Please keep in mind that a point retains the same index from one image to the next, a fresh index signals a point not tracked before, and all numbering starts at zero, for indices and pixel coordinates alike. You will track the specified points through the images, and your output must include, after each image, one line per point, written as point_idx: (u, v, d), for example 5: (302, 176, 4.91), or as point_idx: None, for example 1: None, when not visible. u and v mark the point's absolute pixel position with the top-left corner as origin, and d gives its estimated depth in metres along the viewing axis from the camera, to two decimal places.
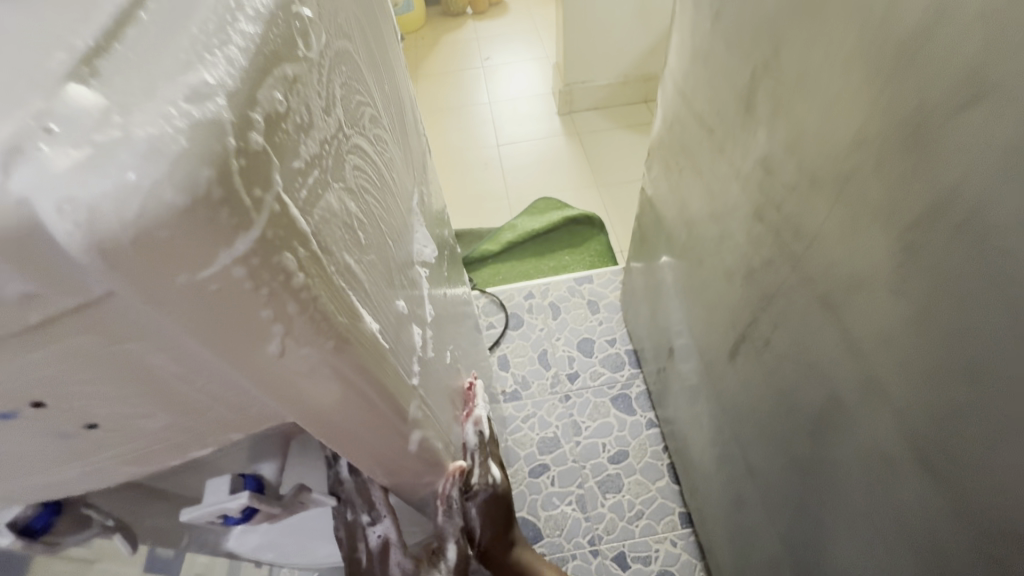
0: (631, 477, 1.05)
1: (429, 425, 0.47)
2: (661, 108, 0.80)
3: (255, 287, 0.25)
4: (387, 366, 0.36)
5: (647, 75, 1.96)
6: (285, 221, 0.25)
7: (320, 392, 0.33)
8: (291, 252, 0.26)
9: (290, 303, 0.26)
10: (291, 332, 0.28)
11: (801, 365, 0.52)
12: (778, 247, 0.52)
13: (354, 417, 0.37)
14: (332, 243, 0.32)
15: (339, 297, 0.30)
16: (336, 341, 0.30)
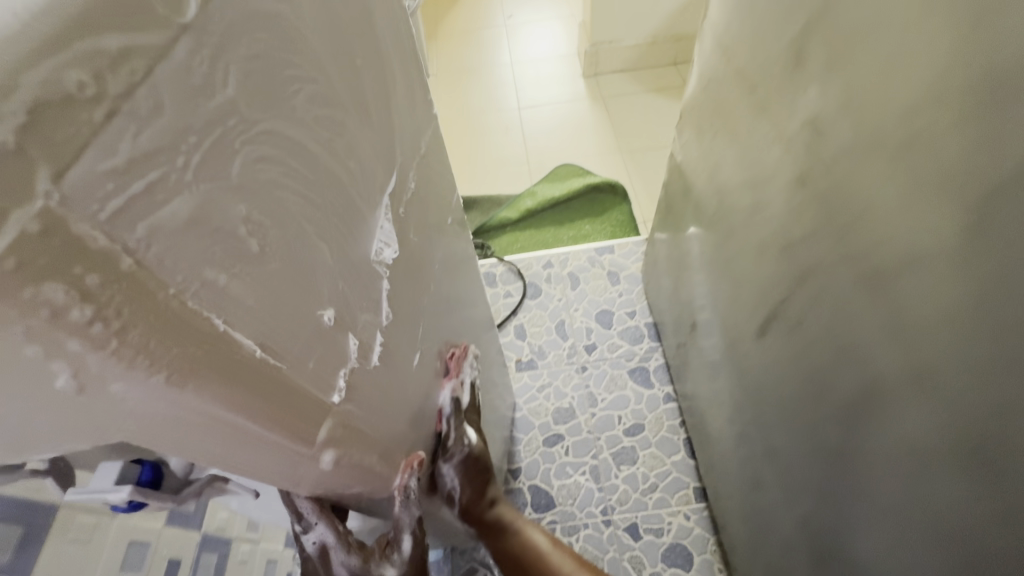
0: (646, 450, 1.05)
1: (353, 442, 0.42)
2: (698, 67, 0.75)
3: (3, 320, 0.19)
4: (279, 388, 0.31)
5: (679, 35, 1.86)
6: (55, 230, 0.19)
7: (162, 431, 0.27)
8: (69, 280, 0.19)
9: (72, 342, 0.20)
10: (83, 369, 0.22)
11: (834, 345, 0.49)
12: (820, 219, 0.49)
13: (231, 451, 0.31)
14: (220, 252, 0.26)
15: (179, 326, 0.24)
16: (172, 374, 0.24)
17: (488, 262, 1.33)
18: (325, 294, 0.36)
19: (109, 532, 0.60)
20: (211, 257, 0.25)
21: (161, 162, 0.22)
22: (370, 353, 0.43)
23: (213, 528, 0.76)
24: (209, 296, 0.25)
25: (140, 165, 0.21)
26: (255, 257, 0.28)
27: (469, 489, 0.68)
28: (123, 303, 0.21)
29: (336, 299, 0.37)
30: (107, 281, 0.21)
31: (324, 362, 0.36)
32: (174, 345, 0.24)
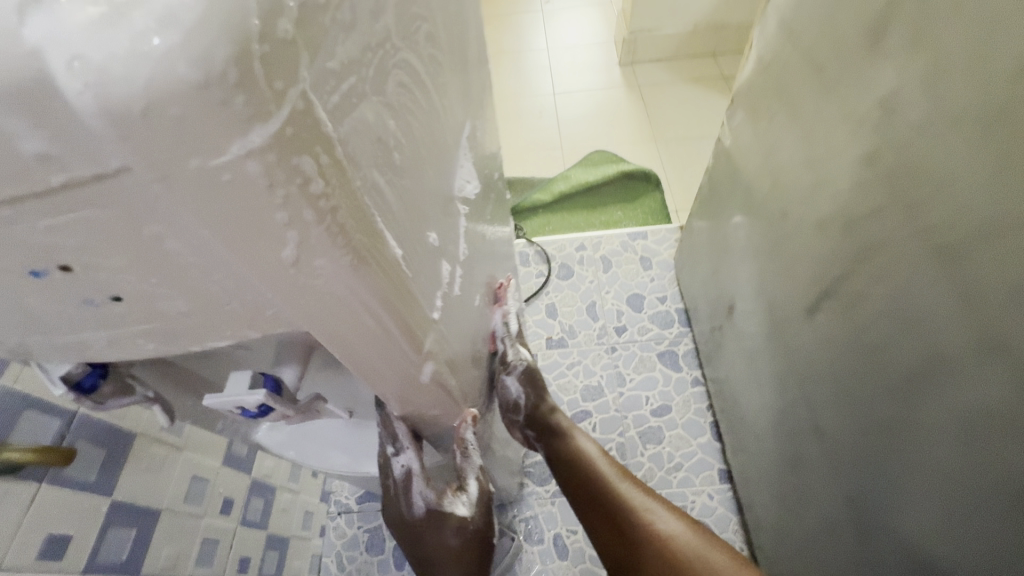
0: (672, 431, 1.08)
1: (446, 361, 0.37)
2: (758, 49, 0.75)
3: (264, 202, 0.18)
4: (423, 317, 0.30)
5: (718, 25, 1.84)
6: (309, 117, 0.17)
7: (335, 321, 0.25)
8: (314, 155, 0.18)
9: (308, 212, 0.19)
10: (306, 244, 0.20)
11: (898, 320, 0.52)
12: (891, 194, 0.51)
13: (371, 353, 0.29)
14: (381, 157, 0.24)
15: (363, 212, 0.21)
16: (360, 260, 0.22)
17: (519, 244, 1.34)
18: (432, 216, 0.33)
19: (180, 472, 0.62)
20: (379, 163, 0.24)
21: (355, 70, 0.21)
22: (455, 281, 0.39)
23: (261, 475, 0.79)
24: (376, 197, 0.23)
25: (344, 73, 0.20)
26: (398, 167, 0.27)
27: (533, 399, 0.72)
28: (340, 199, 0.20)
29: (436, 221, 0.35)
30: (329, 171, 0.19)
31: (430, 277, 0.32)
32: (370, 244, 0.22)
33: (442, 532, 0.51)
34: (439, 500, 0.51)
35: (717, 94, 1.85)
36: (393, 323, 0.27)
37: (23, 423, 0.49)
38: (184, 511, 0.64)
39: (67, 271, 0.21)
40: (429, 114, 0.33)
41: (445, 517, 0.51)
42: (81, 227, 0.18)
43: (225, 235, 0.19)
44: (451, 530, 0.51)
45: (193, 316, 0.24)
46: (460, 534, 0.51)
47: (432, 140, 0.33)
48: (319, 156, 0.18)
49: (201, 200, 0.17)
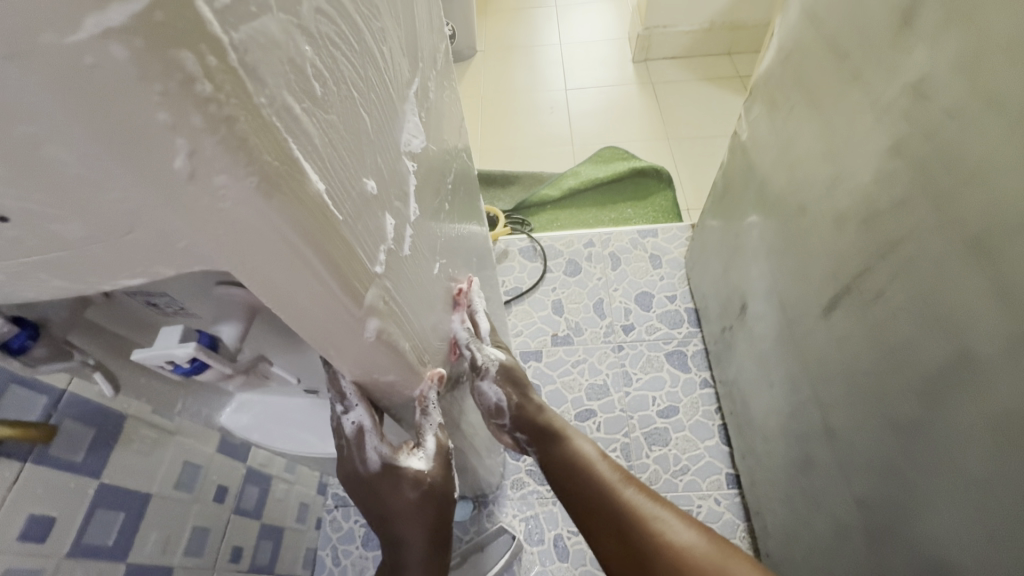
0: (679, 433, 1.04)
1: (393, 317, 0.36)
2: (778, 35, 0.72)
3: (143, 102, 0.16)
4: (353, 258, 0.29)
5: (736, 23, 1.80)
6: (189, 10, 0.16)
7: (249, 251, 0.23)
8: (200, 52, 0.16)
9: (193, 115, 0.17)
10: (198, 154, 0.18)
11: (923, 317, 0.48)
12: (918, 183, 0.48)
13: (303, 299, 0.28)
14: (296, 86, 0.23)
15: (265, 127, 0.20)
16: (262, 179, 0.20)
17: (522, 238, 1.32)
18: (368, 164, 0.32)
19: (166, 453, 0.61)
20: (292, 90, 0.22)
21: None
22: (402, 243, 0.38)
23: (256, 464, 0.77)
24: (284, 118, 0.21)
25: None
26: (320, 101, 0.25)
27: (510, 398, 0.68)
28: (233, 103, 0.18)
29: (375, 173, 0.33)
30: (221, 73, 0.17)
31: (365, 223, 0.31)
32: (278, 165, 0.21)
33: (398, 485, 0.50)
34: (394, 455, 0.50)
35: (733, 91, 1.81)
36: (319, 260, 0.26)
37: (10, 396, 0.46)
38: (174, 498, 0.62)
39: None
40: (369, 59, 0.31)
41: (401, 470, 0.50)
42: None
43: (110, 145, 0.17)
44: (407, 484, 0.50)
45: (97, 254, 0.22)
46: (417, 489, 0.51)
47: (373, 84, 0.32)
48: (204, 53, 0.16)
49: (76, 101, 0.16)
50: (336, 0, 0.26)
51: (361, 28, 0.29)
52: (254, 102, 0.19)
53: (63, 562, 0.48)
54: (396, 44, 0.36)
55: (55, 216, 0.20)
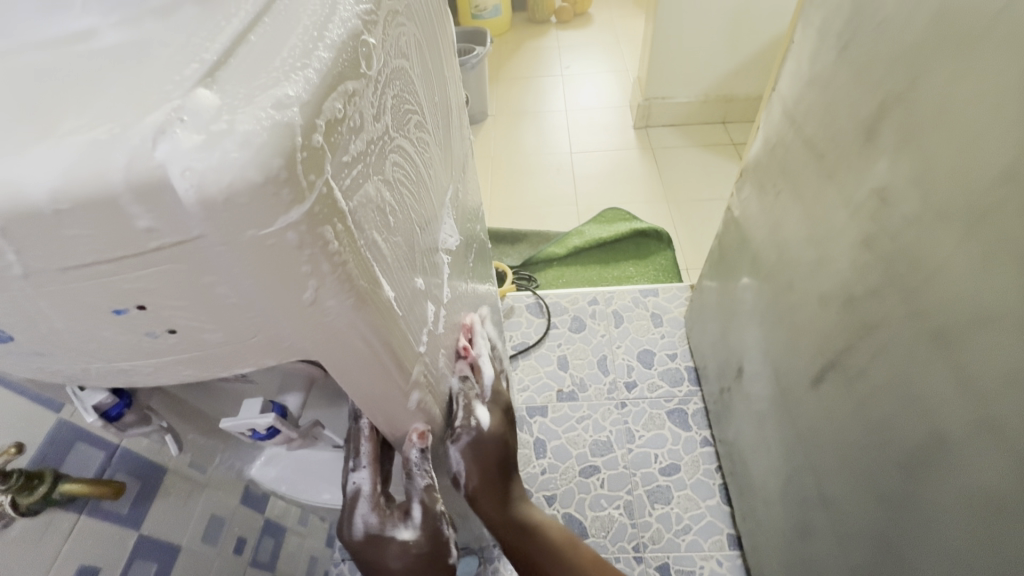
0: (681, 491, 1.06)
1: (430, 386, 0.41)
2: (764, 130, 0.81)
3: (297, 263, 0.23)
4: (407, 343, 0.34)
5: (729, 96, 1.94)
6: (328, 199, 0.22)
7: (338, 350, 0.29)
8: (333, 225, 0.23)
9: (324, 265, 0.24)
10: (321, 288, 0.24)
11: (899, 397, 0.54)
12: (887, 275, 0.54)
13: (363, 379, 0.33)
14: (381, 223, 0.29)
15: (364, 261, 0.27)
16: (359, 299, 0.27)
17: (529, 295, 1.39)
18: (418, 264, 0.38)
19: (198, 506, 0.65)
20: (378, 228, 0.29)
21: (364, 161, 0.27)
22: (439, 320, 0.43)
23: (275, 516, 0.80)
24: (373, 251, 0.28)
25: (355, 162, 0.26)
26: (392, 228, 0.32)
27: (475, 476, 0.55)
28: (348, 252, 0.25)
29: (423, 271, 0.39)
30: (340, 234, 0.24)
31: (415, 312, 0.37)
32: (368, 286, 0.27)
33: (384, 556, 0.46)
34: (380, 524, 0.45)
35: (728, 158, 1.93)
36: (386, 350, 0.31)
37: (76, 452, 0.50)
38: (201, 551, 0.65)
39: (144, 311, 0.23)
40: (422, 182, 0.38)
41: (385, 542, 0.45)
42: (155, 280, 0.22)
43: (263, 283, 0.23)
44: (392, 556, 0.46)
45: (226, 360, 0.28)
46: (402, 559, 0.46)
47: (424, 201, 0.39)
48: (335, 225, 0.23)
49: (252, 260, 0.22)
50: (406, 149, 0.33)
51: (419, 162, 0.37)
52: (357, 245, 0.26)
53: None
54: (441, 162, 0.44)
55: (205, 332, 0.26)
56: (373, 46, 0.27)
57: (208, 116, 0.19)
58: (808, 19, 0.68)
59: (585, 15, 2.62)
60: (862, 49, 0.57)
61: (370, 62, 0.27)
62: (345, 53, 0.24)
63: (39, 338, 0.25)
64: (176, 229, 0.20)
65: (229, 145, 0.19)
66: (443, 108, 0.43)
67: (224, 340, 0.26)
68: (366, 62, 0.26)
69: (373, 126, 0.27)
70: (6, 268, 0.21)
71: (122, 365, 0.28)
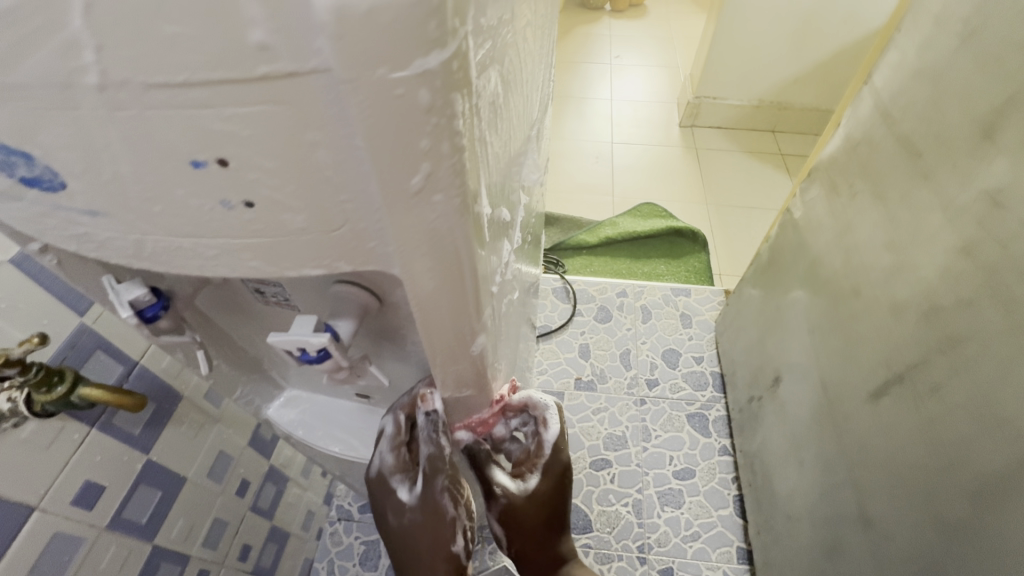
0: (693, 497, 1.02)
1: (493, 336, 0.37)
2: (845, 127, 0.75)
3: (416, 134, 0.19)
4: (485, 275, 0.31)
5: (784, 104, 1.87)
6: (466, 59, 0.18)
7: (426, 263, 0.25)
8: (463, 95, 0.19)
9: (446, 144, 0.20)
10: (434, 175, 0.21)
11: (980, 418, 0.49)
12: (986, 287, 0.49)
13: (436, 310, 0.29)
14: (490, 124, 0.25)
15: (475, 158, 0.23)
16: (464, 201, 0.23)
17: (556, 278, 1.34)
18: (503, 195, 0.34)
19: (208, 439, 0.62)
20: (487, 128, 0.25)
21: (493, 39, 0.22)
22: (509, 266, 0.39)
23: (280, 463, 0.76)
24: (481, 151, 0.24)
25: (488, 34, 0.21)
26: (494, 139, 0.28)
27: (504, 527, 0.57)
28: (467, 137, 0.21)
29: (506, 204, 0.35)
30: (466, 113, 0.20)
31: (494, 247, 0.33)
32: (473, 189, 0.23)
33: (387, 506, 0.49)
34: (391, 471, 0.48)
35: (774, 168, 1.86)
36: (471, 278, 0.28)
37: (95, 360, 0.47)
38: (206, 485, 0.61)
39: (225, 167, 0.19)
40: (519, 103, 0.34)
41: (390, 492, 0.49)
42: (250, 124, 0.18)
43: (375, 153, 0.19)
44: (391, 509, 0.49)
45: (295, 258, 0.24)
46: (397, 514, 0.49)
47: (517, 125, 0.35)
48: (465, 97, 0.19)
49: (372, 117, 0.18)
50: (517, 52, 0.29)
51: (521, 77, 0.32)
52: (474, 135, 0.22)
53: (102, 534, 0.49)
54: (532, 91, 0.39)
55: (286, 214, 0.22)
56: None
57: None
58: (921, 5, 0.62)
59: (641, 7, 2.53)
60: (986, 43, 0.51)
61: None
62: None
63: (95, 191, 0.21)
64: (295, 52, 0.16)
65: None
66: (540, 29, 0.38)
67: (306, 227, 0.22)
68: None
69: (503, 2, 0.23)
70: (76, 77, 0.17)
71: (176, 247, 0.24)
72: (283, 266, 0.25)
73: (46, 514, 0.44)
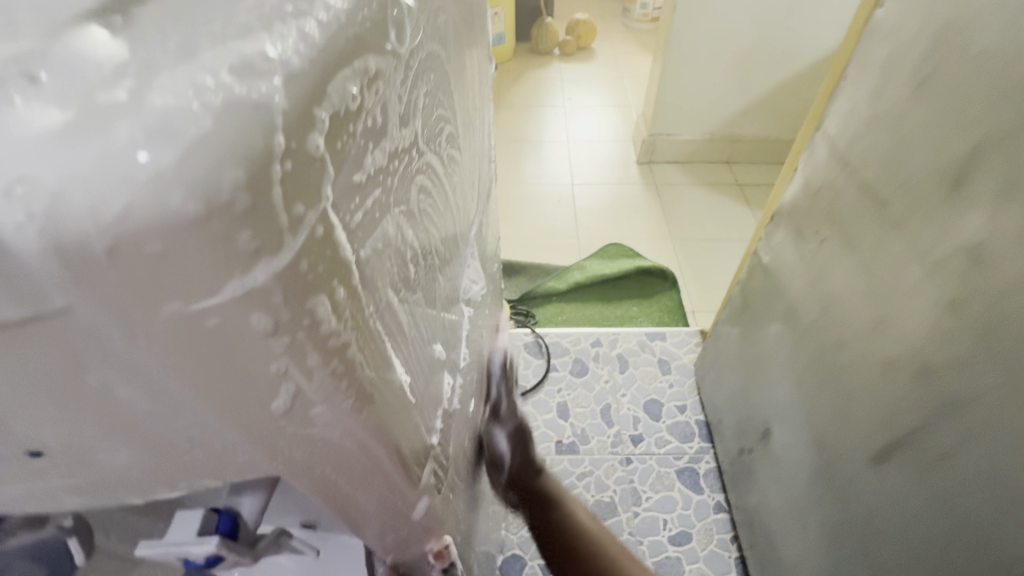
0: (693, 564, 0.95)
1: (440, 482, 0.31)
2: (804, 171, 0.74)
3: (261, 356, 0.13)
4: (416, 439, 0.24)
5: (735, 136, 1.91)
6: (326, 246, 0.13)
7: (325, 465, 0.19)
8: (330, 293, 0.14)
9: (312, 356, 0.14)
10: (304, 391, 0.15)
11: (993, 493, 0.46)
12: (983, 346, 0.46)
13: (353, 497, 0.23)
14: (397, 276, 0.20)
15: (371, 340, 0.17)
16: (358, 401, 0.17)
17: (528, 333, 1.28)
18: (435, 326, 0.28)
19: None
20: (393, 283, 0.20)
21: (382, 183, 0.17)
22: (454, 392, 0.33)
23: None
24: (385, 317, 0.19)
25: (371, 186, 0.16)
26: (409, 282, 0.22)
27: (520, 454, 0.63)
28: (350, 331, 0.15)
29: (441, 330, 0.29)
30: (345, 307, 0.15)
31: (428, 392, 0.27)
32: (375, 377, 0.18)
33: None
34: None
35: (734, 199, 1.88)
36: (391, 462, 0.22)
37: None
38: None
39: None
40: (446, 213, 0.29)
41: None
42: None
43: (204, 380, 0.14)
44: None
45: (133, 488, 0.18)
46: None
47: (445, 236, 0.29)
48: (335, 292, 0.14)
49: (190, 346, 0.13)
50: (433, 167, 0.24)
51: (445, 185, 0.27)
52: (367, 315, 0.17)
53: None
54: (465, 187, 0.34)
55: (102, 449, 0.16)
56: (403, 14, 0.18)
57: (93, 79, 0.11)
58: (864, 53, 0.61)
59: (588, 49, 2.60)
60: (942, 91, 0.49)
61: (398, 33, 0.18)
62: (366, 25, 0.15)
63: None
64: (19, 295, 0.11)
65: (125, 137, 0.11)
66: (466, 117, 0.34)
67: (140, 460, 0.16)
68: (392, 39, 0.17)
69: (396, 133, 0.18)
70: None
71: None
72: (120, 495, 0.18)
73: None
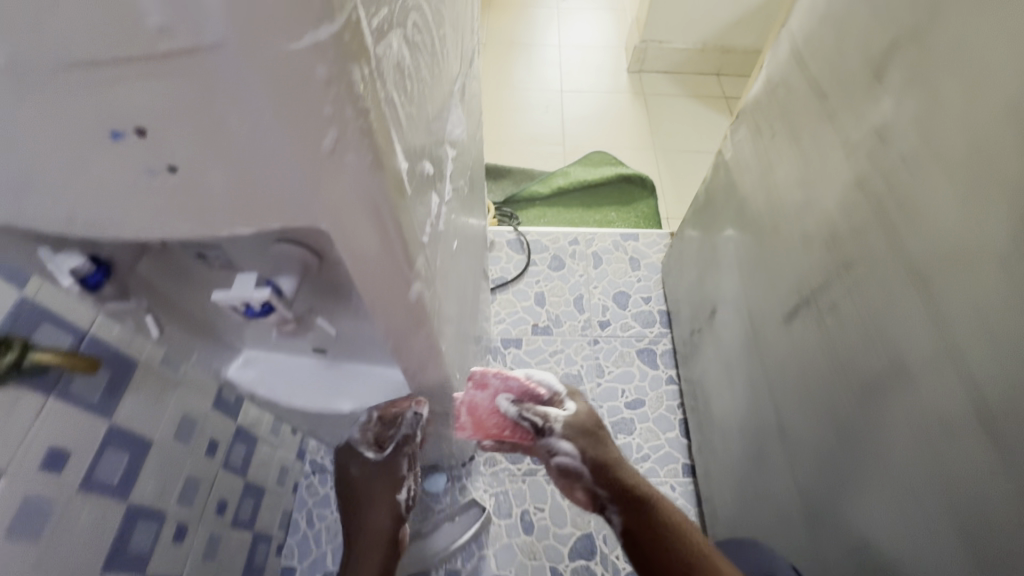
0: (643, 423, 1.12)
1: (429, 281, 0.40)
2: (768, 70, 0.79)
3: (318, 101, 0.22)
4: (411, 227, 0.33)
5: (727, 46, 1.89)
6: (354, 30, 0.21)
7: (350, 217, 0.28)
8: (360, 66, 0.23)
9: (348, 110, 0.23)
10: (343, 136, 0.24)
11: (860, 329, 0.57)
12: (875, 213, 0.55)
13: (363, 259, 0.32)
14: (396, 87, 0.28)
15: (382, 118, 0.26)
16: (373, 159, 0.26)
17: (510, 230, 1.36)
18: (424, 152, 0.36)
19: (168, 404, 0.64)
20: (393, 90, 0.27)
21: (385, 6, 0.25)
22: (439, 217, 0.42)
23: (246, 424, 0.80)
24: (388, 111, 0.27)
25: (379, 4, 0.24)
26: (405, 99, 0.30)
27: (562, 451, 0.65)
28: (370, 101, 0.24)
29: (429, 160, 0.38)
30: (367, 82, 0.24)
31: (418, 199, 0.35)
32: (384, 147, 0.26)
33: (353, 459, 0.65)
34: (359, 441, 0.64)
35: (719, 111, 1.90)
36: (394, 228, 0.31)
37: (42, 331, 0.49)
38: (174, 448, 0.65)
39: (143, 137, 0.22)
40: (432, 63, 0.36)
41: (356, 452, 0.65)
42: (164, 97, 0.21)
43: (285, 115, 0.22)
44: (353, 461, 0.65)
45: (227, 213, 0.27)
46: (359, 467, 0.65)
47: (432, 82, 0.36)
48: (362, 67, 0.23)
49: (279, 85, 0.20)
50: (422, 15, 0.31)
51: (431, 37, 0.34)
52: (377, 97, 0.25)
53: (75, 499, 0.52)
54: (449, 48, 0.41)
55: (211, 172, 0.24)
56: None
57: None
58: None
59: None
60: None
61: None
62: None
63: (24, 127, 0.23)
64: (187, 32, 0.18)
65: None
66: None
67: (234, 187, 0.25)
68: None
69: None
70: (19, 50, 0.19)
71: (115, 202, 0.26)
72: (213, 219, 0.27)
73: (12, 482, 0.47)
